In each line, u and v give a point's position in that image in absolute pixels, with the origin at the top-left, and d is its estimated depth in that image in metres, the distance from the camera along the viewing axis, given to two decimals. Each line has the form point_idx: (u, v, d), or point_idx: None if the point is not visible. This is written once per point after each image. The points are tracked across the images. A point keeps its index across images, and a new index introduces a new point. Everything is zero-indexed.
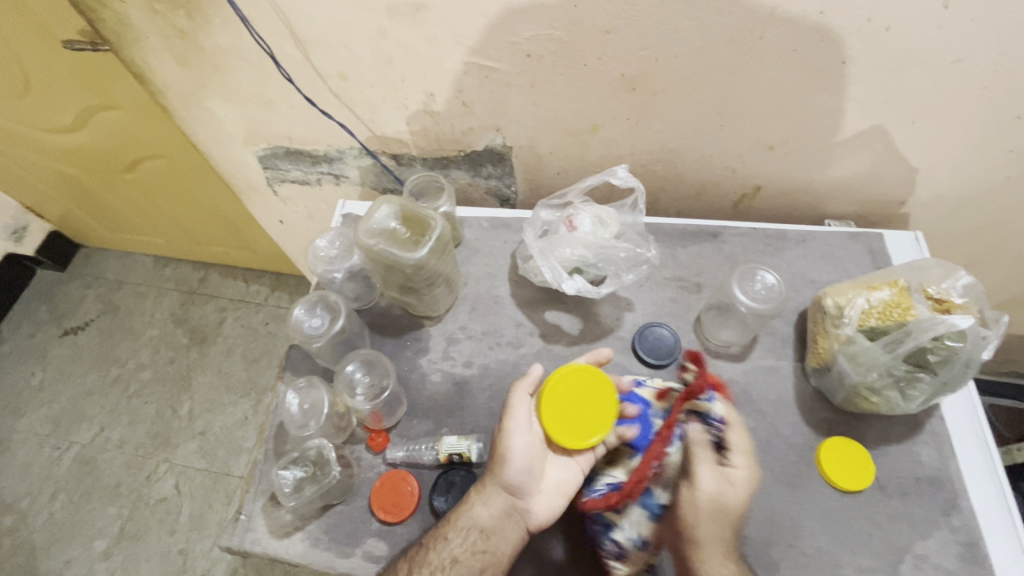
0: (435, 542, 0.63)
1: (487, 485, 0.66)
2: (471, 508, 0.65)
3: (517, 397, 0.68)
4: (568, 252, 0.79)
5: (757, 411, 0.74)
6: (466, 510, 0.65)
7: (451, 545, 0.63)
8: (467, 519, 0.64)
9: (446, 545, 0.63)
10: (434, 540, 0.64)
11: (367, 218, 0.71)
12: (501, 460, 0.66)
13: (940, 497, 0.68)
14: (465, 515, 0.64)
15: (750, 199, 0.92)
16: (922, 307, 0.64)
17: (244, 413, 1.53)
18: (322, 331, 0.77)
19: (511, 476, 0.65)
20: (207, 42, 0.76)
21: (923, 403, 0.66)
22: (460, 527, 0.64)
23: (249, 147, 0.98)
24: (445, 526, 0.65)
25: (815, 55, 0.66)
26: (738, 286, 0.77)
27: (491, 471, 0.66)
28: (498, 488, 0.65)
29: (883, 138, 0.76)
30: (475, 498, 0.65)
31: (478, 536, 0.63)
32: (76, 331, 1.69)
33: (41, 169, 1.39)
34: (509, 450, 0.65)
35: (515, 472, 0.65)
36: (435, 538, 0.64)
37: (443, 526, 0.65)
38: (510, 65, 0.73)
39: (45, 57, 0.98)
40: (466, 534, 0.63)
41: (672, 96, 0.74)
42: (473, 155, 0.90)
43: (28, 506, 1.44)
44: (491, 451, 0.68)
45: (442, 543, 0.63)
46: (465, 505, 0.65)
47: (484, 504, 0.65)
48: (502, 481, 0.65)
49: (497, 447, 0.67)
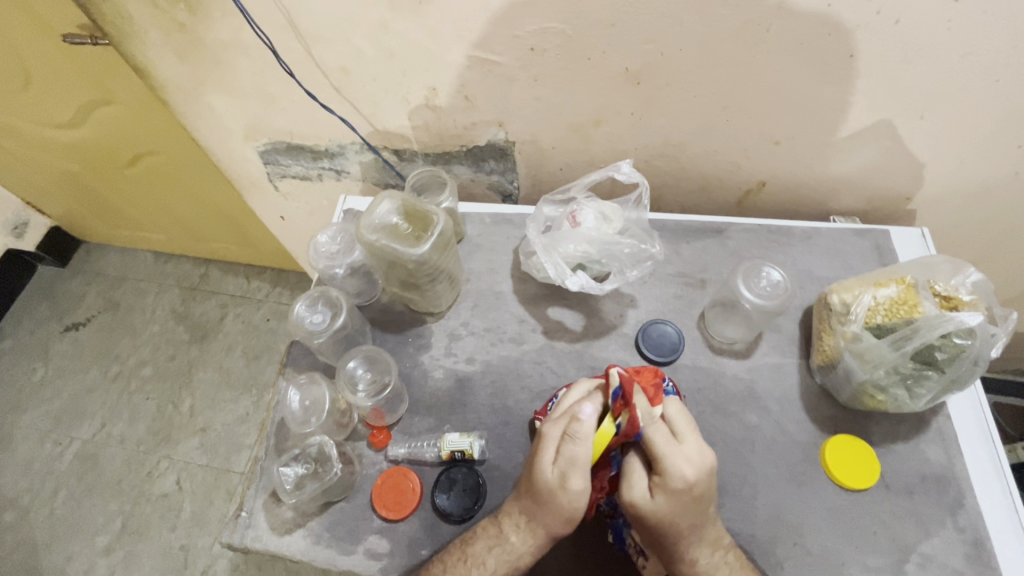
0: None
1: (534, 530, 0.61)
2: (515, 549, 0.61)
3: (571, 449, 0.58)
4: (572, 248, 0.78)
5: (762, 409, 0.74)
6: (507, 550, 0.62)
7: None
8: (503, 558, 0.61)
9: None
10: None
11: (369, 213, 0.71)
12: (553, 509, 0.59)
13: (946, 495, 0.67)
14: (511, 560, 0.61)
15: (755, 194, 0.91)
16: (930, 304, 0.64)
17: (245, 410, 1.53)
18: (324, 327, 0.76)
19: (562, 526, 0.60)
20: (207, 35, 0.75)
21: (930, 401, 0.66)
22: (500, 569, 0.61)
23: (250, 142, 0.97)
24: (481, 567, 0.61)
25: (823, 49, 0.65)
26: (743, 283, 0.76)
27: (539, 517, 0.61)
28: (551, 537, 0.61)
29: (890, 133, 0.75)
30: (520, 541, 0.62)
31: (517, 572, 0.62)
32: (77, 327, 1.69)
33: (41, 165, 1.39)
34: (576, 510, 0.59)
35: (568, 523, 0.60)
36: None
37: (475, 562, 0.62)
38: (513, 59, 0.72)
39: (44, 51, 0.97)
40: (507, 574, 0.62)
41: (677, 90, 0.73)
42: (475, 150, 0.90)
43: (30, 502, 1.44)
44: (536, 497, 0.61)
45: None
46: (503, 544, 0.62)
47: (527, 545, 0.61)
48: (554, 529, 0.60)
49: (550, 500, 0.59)
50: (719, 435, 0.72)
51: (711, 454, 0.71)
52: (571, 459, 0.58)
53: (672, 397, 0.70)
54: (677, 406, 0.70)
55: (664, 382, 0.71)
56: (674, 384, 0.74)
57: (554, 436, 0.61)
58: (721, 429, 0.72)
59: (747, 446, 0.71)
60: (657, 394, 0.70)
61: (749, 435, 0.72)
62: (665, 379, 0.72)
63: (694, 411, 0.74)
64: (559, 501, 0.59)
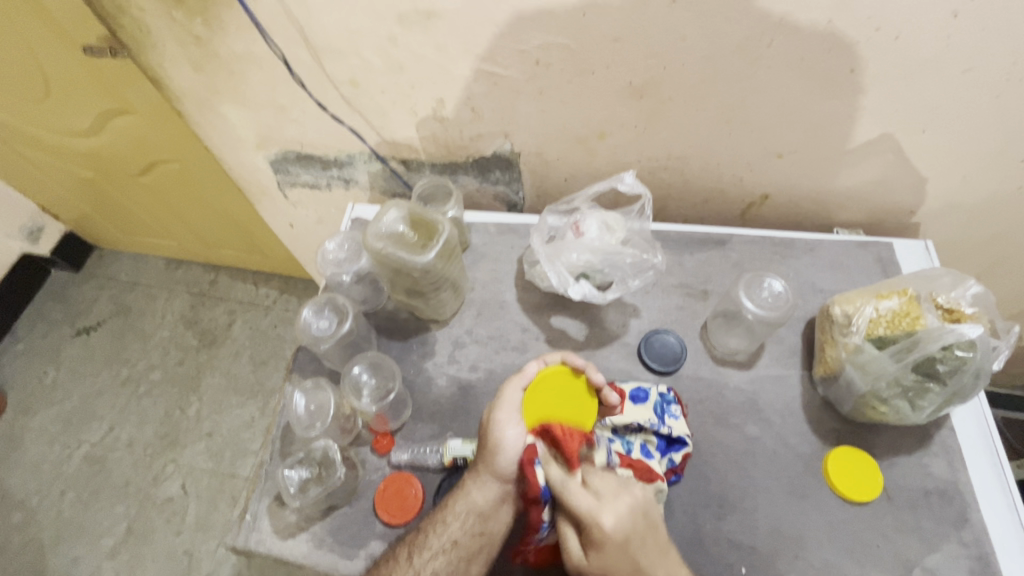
0: (435, 526, 0.64)
1: (487, 477, 0.65)
2: (473, 498, 0.64)
3: (508, 391, 0.65)
4: (575, 258, 0.79)
5: (764, 420, 0.74)
6: (462, 490, 0.65)
7: (451, 529, 0.63)
8: (465, 505, 0.64)
9: (445, 529, 0.63)
10: (434, 525, 0.64)
11: (377, 221, 0.72)
12: (488, 447, 0.65)
13: (950, 509, 0.67)
14: (470, 509, 0.64)
15: (758, 206, 0.92)
16: (931, 317, 0.64)
17: (251, 415, 1.54)
18: (329, 333, 0.78)
19: (506, 468, 0.64)
20: (222, 48, 0.77)
21: (932, 414, 0.66)
22: (458, 512, 0.64)
23: (261, 151, 1.00)
24: (443, 509, 0.65)
25: (823, 64, 0.66)
26: (745, 293, 0.77)
27: (488, 464, 0.64)
28: (496, 476, 0.64)
29: (893, 146, 0.76)
30: (473, 484, 0.65)
31: (478, 522, 0.64)
32: (89, 331, 1.71)
33: (58, 172, 1.42)
34: (505, 446, 0.64)
35: (503, 459, 0.64)
36: (437, 529, 0.64)
37: (447, 514, 0.64)
38: (519, 72, 0.73)
39: (64, 62, 1.00)
40: (466, 518, 0.63)
41: (680, 103, 0.74)
42: (481, 161, 0.91)
43: (38, 504, 1.45)
44: (483, 445, 0.66)
45: (440, 527, 0.64)
46: (466, 496, 0.64)
47: (482, 493, 0.64)
48: (497, 469, 0.64)
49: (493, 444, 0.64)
50: (721, 446, 0.72)
51: (712, 465, 0.71)
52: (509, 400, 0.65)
53: (672, 404, 0.71)
54: (678, 415, 0.70)
55: (665, 392, 0.73)
56: (676, 393, 0.75)
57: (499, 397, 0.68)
58: (722, 440, 0.73)
59: (749, 457, 0.71)
60: (658, 402, 0.71)
61: (752, 446, 0.72)
62: (666, 388, 0.73)
63: (695, 421, 0.74)
64: (500, 443, 0.64)
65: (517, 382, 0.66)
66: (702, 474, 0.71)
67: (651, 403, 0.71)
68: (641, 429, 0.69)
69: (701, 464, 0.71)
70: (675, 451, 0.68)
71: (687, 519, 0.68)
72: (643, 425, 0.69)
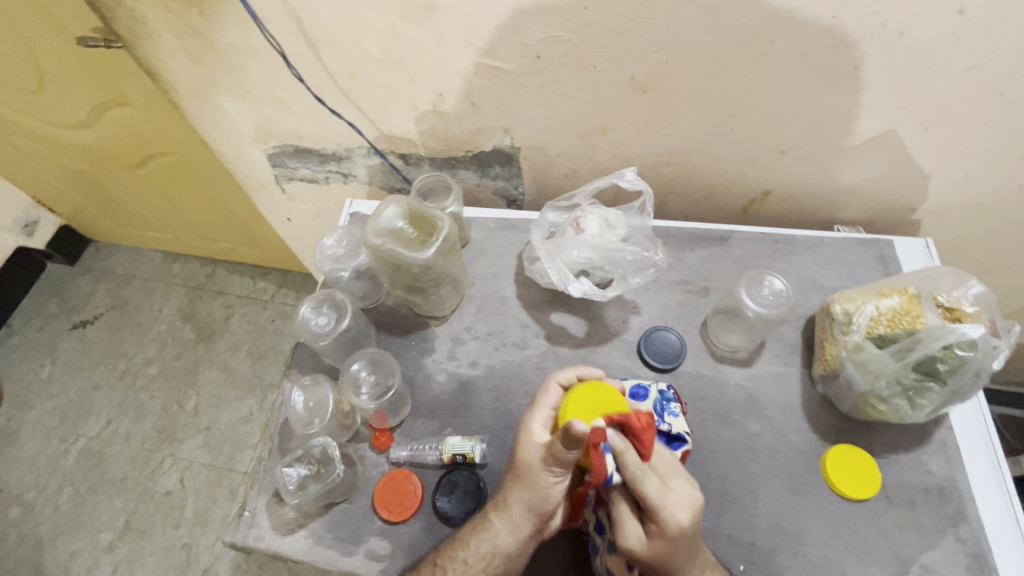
0: (456, 565, 0.61)
1: (510, 512, 0.62)
2: (495, 533, 0.62)
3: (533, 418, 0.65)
4: (576, 254, 0.79)
5: (764, 418, 0.74)
6: (488, 532, 0.62)
7: (472, 570, 0.61)
8: (486, 539, 0.62)
9: (466, 571, 0.61)
10: (455, 563, 0.62)
11: (376, 218, 0.72)
12: (533, 485, 0.61)
13: (948, 507, 0.67)
14: (492, 544, 0.62)
15: (759, 203, 0.91)
16: (931, 316, 0.64)
17: (249, 410, 1.54)
18: (329, 329, 0.77)
19: (542, 508, 0.62)
20: (219, 40, 0.76)
21: (932, 412, 0.66)
22: (482, 552, 0.61)
23: (258, 144, 0.99)
24: (466, 549, 0.62)
25: (827, 60, 0.66)
26: (747, 291, 0.76)
27: (517, 496, 0.62)
28: (530, 516, 0.62)
29: (896, 143, 0.76)
30: (500, 525, 0.62)
31: (502, 558, 0.61)
32: (85, 324, 1.70)
33: (53, 164, 1.41)
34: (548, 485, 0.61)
35: (545, 497, 0.61)
36: (454, 562, 0.62)
37: (463, 551, 0.62)
38: (520, 66, 0.72)
39: (58, 52, 0.99)
40: (490, 560, 0.61)
41: (683, 99, 0.74)
42: (481, 156, 0.90)
43: (35, 498, 1.45)
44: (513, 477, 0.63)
45: (461, 566, 0.61)
46: (485, 530, 0.63)
47: (512, 534, 0.62)
48: (532, 509, 0.61)
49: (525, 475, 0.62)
50: (721, 444, 0.72)
51: (712, 462, 0.71)
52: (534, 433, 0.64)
53: (672, 403, 0.70)
54: (678, 413, 0.69)
55: (664, 389, 0.72)
56: (675, 391, 0.74)
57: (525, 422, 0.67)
58: (722, 437, 0.73)
59: (748, 455, 0.71)
60: (658, 400, 0.70)
61: (751, 444, 0.72)
62: (665, 385, 0.73)
63: (695, 418, 0.74)
64: (532, 474, 0.62)
65: (541, 408, 0.66)
66: (701, 471, 0.71)
67: (651, 401, 0.70)
68: None
69: (701, 461, 0.71)
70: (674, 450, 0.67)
71: None
72: None
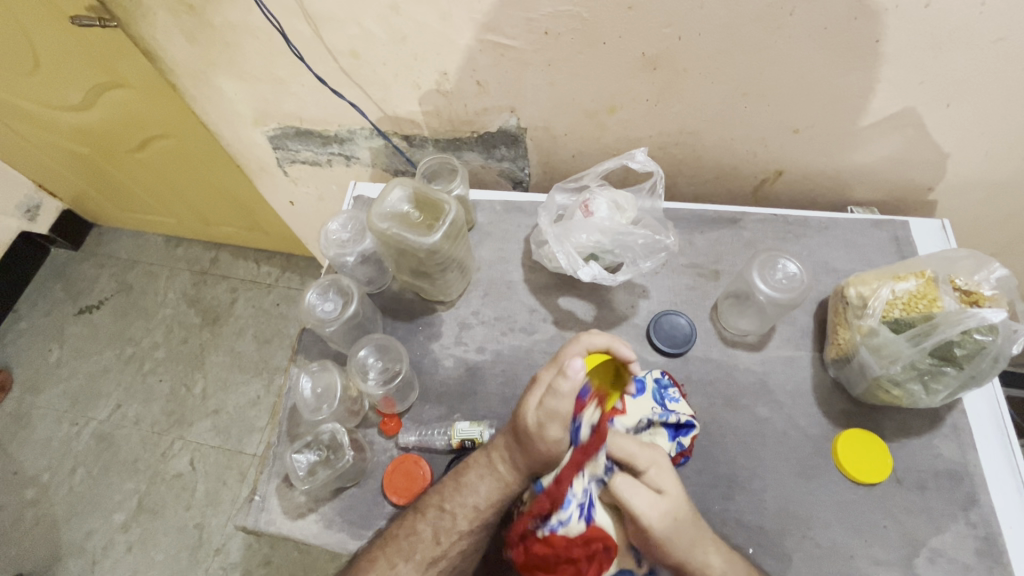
0: (466, 510, 0.63)
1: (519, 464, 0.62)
2: (505, 480, 0.63)
3: (556, 402, 0.56)
4: (585, 238, 0.77)
5: (774, 402, 0.73)
6: (498, 481, 0.63)
7: (482, 513, 0.63)
8: (491, 493, 0.63)
9: (477, 515, 0.63)
10: (465, 509, 0.63)
11: (380, 201, 0.70)
12: (532, 449, 0.59)
13: (959, 490, 0.67)
14: (502, 489, 0.63)
15: (771, 183, 0.89)
16: (948, 299, 0.63)
17: (257, 392, 1.55)
18: (335, 316, 0.76)
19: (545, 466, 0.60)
20: (216, 18, 0.74)
21: (946, 397, 0.65)
22: (492, 499, 0.63)
23: (259, 127, 0.97)
24: (475, 496, 0.63)
25: (846, 33, 0.63)
26: (759, 274, 0.75)
27: (520, 452, 0.61)
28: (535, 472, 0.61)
29: (915, 121, 0.73)
30: (509, 475, 0.63)
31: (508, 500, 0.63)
32: (91, 309, 1.71)
33: (52, 148, 1.39)
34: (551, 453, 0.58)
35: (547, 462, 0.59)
36: (462, 502, 0.63)
37: (469, 491, 0.63)
38: (527, 43, 0.70)
39: (51, 33, 0.96)
40: (499, 504, 0.63)
41: (695, 75, 0.71)
42: (486, 136, 0.88)
43: (49, 479, 1.47)
44: (518, 440, 0.60)
45: (471, 512, 0.63)
46: (493, 475, 0.63)
47: (517, 481, 0.63)
48: (535, 467, 0.61)
49: (529, 443, 0.59)
50: (730, 428, 0.72)
51: (720, 447, 0.71)
52: (551, 412, 0.56)
53: (669, 389, 0.70)
54: (677, 398, 0.70)
55: (659, 377, 0.71)
56: (670, 375, 0.74)
57: (546, 380, 0.60)
58: (731, 421, 0.72)
59: (758, 439, 0.71)
60: (655, 390, 0.70)
61: (760, 428, 0.72)
62: (659, 372, 0.72)
63: (704, 403, 0.74)
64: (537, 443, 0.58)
65: (561, 395, 0.56)
66: (710, 455, 0.70)
67: (650, 392, 0.69)
68: (650, 422, 0.67)
69: (709, 446, 0.71)
70: (683, 436, 0.67)
71: (695, 500, 0.68)
72: (652, 419, 0.66)
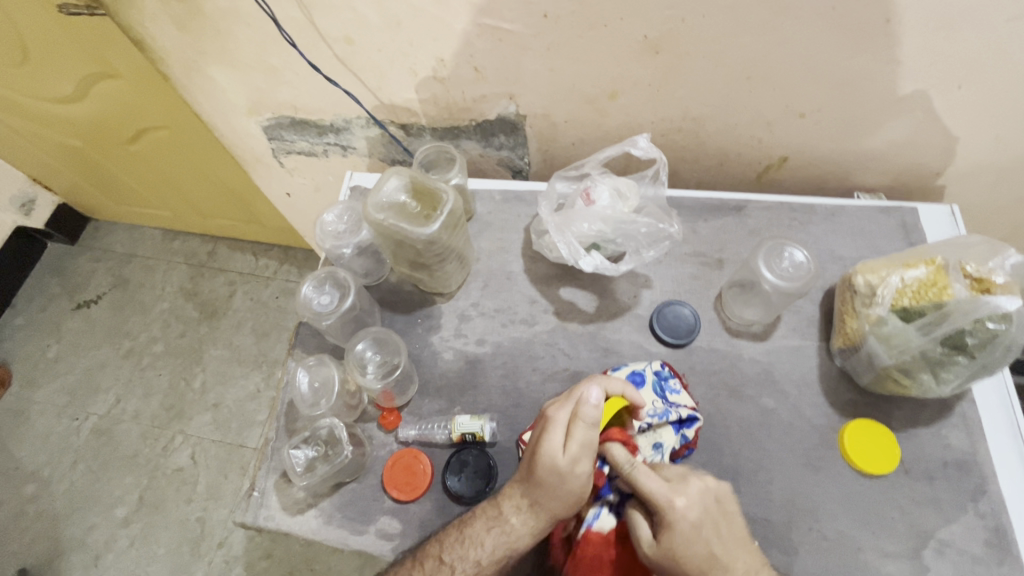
0: (467, 565, 0.60)
1: (536, 510, 0.60)
2: (515, 532, 0.60)
3: (582, 433, 0.58)
4: (586, 227, 0.75)
5: (779, 393, 0.72)
6: (508, 533, 0.60)
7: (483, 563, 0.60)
8: (512, 550, 0.61)
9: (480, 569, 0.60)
10: (466, 563, 0.60)
11: (377, 191, 0.68)
12: (556, 492, 0.59)
13: (967, 481, 0.66)
14: (510, 542, 0.60)
15: (776, 169, 0.87)
16: (959, 287, 0.61)
17: (256, 387, 1.54)
18: (332, 308, 0.75)
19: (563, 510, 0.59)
20: (205, 3, 0.72)
21: (958, 386, 0.64)
22: (498, 553, 0.60)
23: (253, 116, 0.95)
24: (480, 549, 0.60)
25: (857, 13, 0.61)
26: (764, 263, 0.73)
27: (538, 496, 0.60)
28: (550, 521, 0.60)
29: (926, 104, 0.71)
30: (520, 522, 0.61)
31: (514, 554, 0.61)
32: (88, 304, 1.69)
33: (44, 141, 1.37)
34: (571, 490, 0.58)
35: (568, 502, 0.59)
36: (463, 555, 0.60)
37: (474, 542, 0.61)
38: (526, 26, 0.68)
39: (38, 22, 0.94)
40: (505, 558, 0.61)
41: (699, 58, 0.69)
42: (485, 124, 0.86)
43: (50, 474, 1.47)
44: (542, 483, 0.59)
45: (473, 566, 0.60)
46: (503, 526, 0.61)
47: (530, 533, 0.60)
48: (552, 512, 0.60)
49: (556, 484, 0.58)
50: (735, 419, 0.71)
51: (726, 438, 0.70)
52: (585, 444, 0.58)
53: (670, 380, 0.69)
54: (678, 390, 0.69)
55: (659, 369, 0.70)
56: (671, 366, 0.73)
57: (561, 420, 0.59)
58: (736, 413, 0.71)
59: (763, 430, 0.70)
60: (655, 382, 0.69)
61: (766, 419, 0.70)
62: (659, 364, 0.71)
63: (708, 394, 0.72)
64: (561, 484, 0.58)
65: (587, 424, 0.58)
66: (715, 447, 0.69)
67: (649, 385, 0.69)
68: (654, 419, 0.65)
69: (713, 438, 0.70)
70: (687, 428, 0.66)
71: None
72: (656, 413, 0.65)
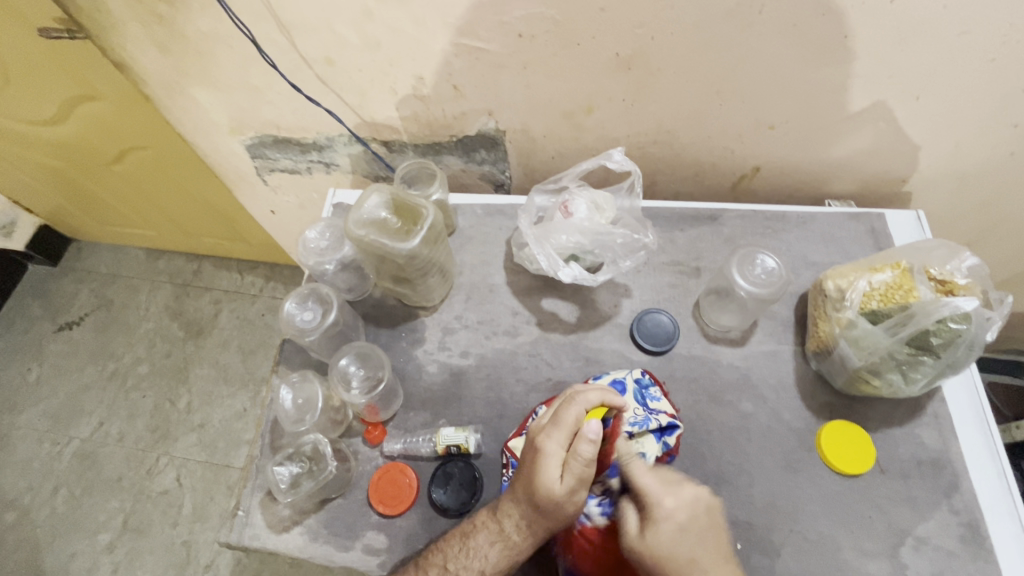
0: (471, 574, 0.59)
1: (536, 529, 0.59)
2: (518, 546, 0.59)
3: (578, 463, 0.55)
4: (565, 239, 0.77)
5: (758, 397, 0.74)
6: (511, 546, 0.59)
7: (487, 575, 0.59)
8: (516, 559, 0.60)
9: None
10: (470, 573, 0.59)
11: (358, 208, 0.70)
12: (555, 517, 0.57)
13: (941, 478, 0.67)
14: (512, 553, 0.59)
15: (750, 179, 0.90)
16: (924, 289, 0.63)
17: (243, 405, 1.52)
18: (315, 324, 0.75)
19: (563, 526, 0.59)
20: (186, 27, 0.73)
21: (926, 385, 0.65)
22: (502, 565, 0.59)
23: (235, 136, 0.96)
24: (483, 561, 0.59)
25: (816, 29, 0.63)
26: (738, 270, 0.75)
27: (539, 519, 0.58)
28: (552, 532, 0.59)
29: (887, 115, 0.74)
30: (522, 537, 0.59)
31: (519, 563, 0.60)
32: (71, 326, 1.67)
33: (26, 163, 1.37)
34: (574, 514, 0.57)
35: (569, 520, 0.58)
36: (466, 565, 0.59)
37: (476, 555, 0.59)
38: (501, 46, 0.70)
39: (20, 47, 0.94)
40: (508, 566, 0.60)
41: (670, 75, 0.72)
42: (465, 140, 0.88)
43: (31, 501, 1.44)
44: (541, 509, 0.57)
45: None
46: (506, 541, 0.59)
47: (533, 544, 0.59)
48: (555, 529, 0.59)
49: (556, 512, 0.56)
50: (716, 424, 0.72)
51: (707, 443, 0.71)
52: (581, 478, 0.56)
53: (650, 388, 0.70)
54: (659, 397, 0.69)
55: (640, 377, 0.71)
56: (652, 373, 0.74)
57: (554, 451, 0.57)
58: (717, 418, 0.72)
59: (743, 434, 0.71)
60: (637, 390, 0.70)
61: (745, 423, 0.72)
62: (640, 371, 0.72)
63: (689, 400, 0.74)
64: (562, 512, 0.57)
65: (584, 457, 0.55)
66: (697, 452, 0.70)
67: (631, 394, 0.69)
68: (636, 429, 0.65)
69: (694, 443, 0.71)
70: (669, 436, 0.66)
71: None
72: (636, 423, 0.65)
